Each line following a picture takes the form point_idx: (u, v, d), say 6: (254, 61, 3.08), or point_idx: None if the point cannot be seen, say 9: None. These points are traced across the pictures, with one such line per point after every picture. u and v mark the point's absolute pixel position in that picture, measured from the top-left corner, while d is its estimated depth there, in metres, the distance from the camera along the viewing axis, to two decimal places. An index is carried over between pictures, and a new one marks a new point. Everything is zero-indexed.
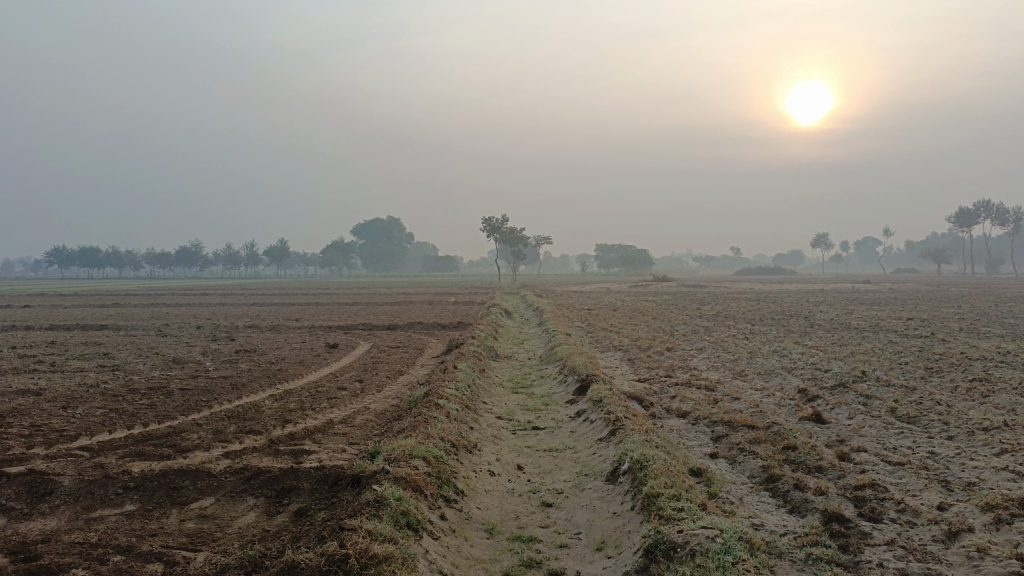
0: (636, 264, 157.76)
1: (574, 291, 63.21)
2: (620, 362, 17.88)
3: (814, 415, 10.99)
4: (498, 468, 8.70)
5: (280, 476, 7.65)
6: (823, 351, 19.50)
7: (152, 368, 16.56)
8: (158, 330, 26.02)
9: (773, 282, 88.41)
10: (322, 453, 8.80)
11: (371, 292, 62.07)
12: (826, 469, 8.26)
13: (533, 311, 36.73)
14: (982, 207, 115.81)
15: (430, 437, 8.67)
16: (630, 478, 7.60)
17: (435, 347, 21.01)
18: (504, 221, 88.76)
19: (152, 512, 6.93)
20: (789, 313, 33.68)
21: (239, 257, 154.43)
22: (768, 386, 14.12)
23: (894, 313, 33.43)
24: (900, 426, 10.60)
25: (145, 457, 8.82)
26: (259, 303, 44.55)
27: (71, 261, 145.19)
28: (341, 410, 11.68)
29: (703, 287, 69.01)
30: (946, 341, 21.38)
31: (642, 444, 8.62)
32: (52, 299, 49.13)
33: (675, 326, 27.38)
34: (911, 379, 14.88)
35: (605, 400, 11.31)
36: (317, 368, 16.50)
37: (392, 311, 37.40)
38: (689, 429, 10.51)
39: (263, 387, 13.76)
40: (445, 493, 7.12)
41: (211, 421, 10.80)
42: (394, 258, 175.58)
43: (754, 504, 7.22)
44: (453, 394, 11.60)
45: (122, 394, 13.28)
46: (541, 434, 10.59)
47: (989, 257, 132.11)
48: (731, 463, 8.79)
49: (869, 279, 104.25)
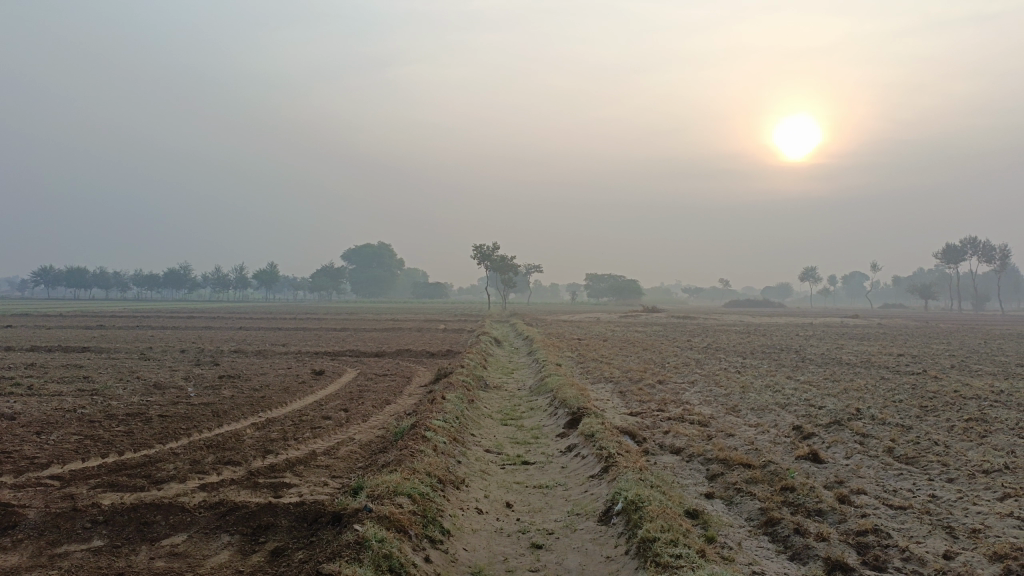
0: (625, 294, 158.06)
1: (564, 320, 63.00)
2: (610, 395, 17.58)
3: (811, 453, 10.73)
4: (486, 506, 8.38)
5: (258, 512, 7.29)
6: (816, 386, 19.27)
7: (133, 393, 16.14)
8: (141, 353, 25.58)
9: (763, 314, 88.96)
10: (303, 487, 8.46)
11: (360, 317, 61.66)
12: (826, 513, 7.97)
13: (523, 339, 36.45)
14: (969, 245, 116.79)
15: (416, 471, 8.34)
16: (623, 520, 7.29)
17: (424, 375, 20.68)
18: (496, 249, 88.65)
19: (121, 548, 6.56)
20: (781, 346, 33.58)
21: (229, 280, 153.73)
22: (763, 422, 13.85)
23: (886, 348, 33.38)
24: (899, 467, 10.34)
25: (118, 488, 8.43)
26: (247, 327, 44.08)
27: (57, 281, 144.20)
28: (325, 441, 11.32)
29: (693, 318, 69.05)
30: (938, 379, 21.20)
31: (636, 482, 8.31)
32: (36, 319, 48.51)
33: (666, 358, 27.12)
34: (906, 418, 14.64)
35: (597, 434, 11.01)
36: (302, 396, 16.13)
37: (379, 337, 37.06)
38: (682, 467, 10.23)
39: (245, 415, 13.39)
40: (430, 533, 6.78)
41: (190, 450, 10.43)
42: (384, 284, 175.31)
43: (753, 550, 6.92)
44: (441, 426, 11.27)
45: (99, 420, 12.86)
46: (530, 469, 10.26)
47: (975, 293, 133.11)
48: (728, 504, 8.49)
49: (858, 315, 104.88)
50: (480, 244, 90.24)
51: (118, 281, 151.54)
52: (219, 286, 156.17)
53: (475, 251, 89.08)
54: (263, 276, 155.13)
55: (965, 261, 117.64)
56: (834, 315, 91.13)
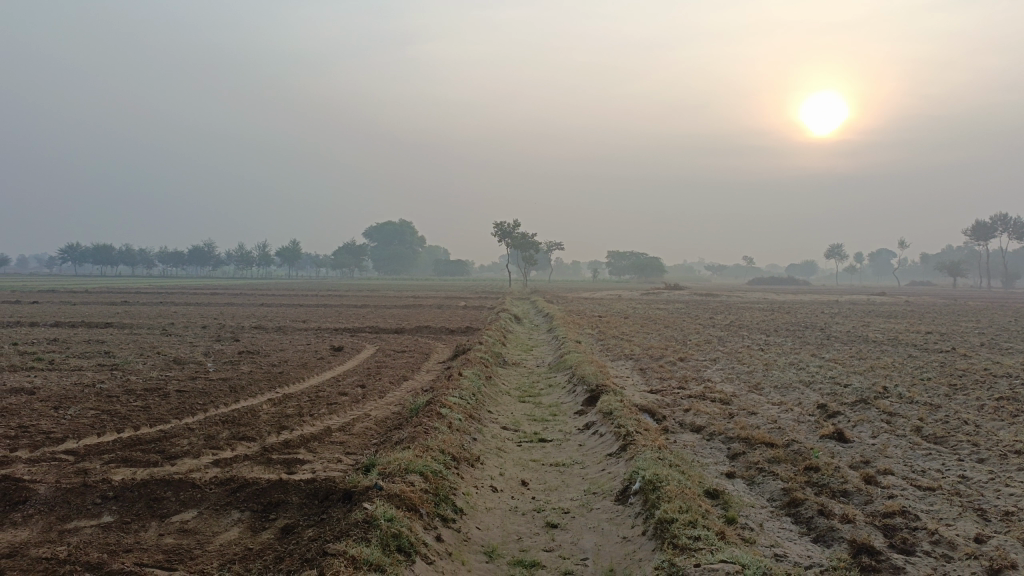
0: (646, 273, 157.01)
1: (585, 297, 62.62)
2: (630, 372, 17.36)
3: (836, 432, 10.45)
4: (501, 483, 8.23)
5: (268, 489, 7.18)
6: (842, 364, 18.89)
7: (152, 368, 16.17)
8: (163, 329, 25.71)
9: (787, 292, 88.17)
10: (316, 463, 8.36)
11: (381, 295, 61.80)
12: (851, 494, 7.71)
13: (543, 317, 36.29)
14: (1000, 222, 114.40)
15: (429, 448, 8.19)
16: (641, 500, 7.08)
17: (442, 352, 20.57)
18: (517, 226, 88.29)
19: (130, 524, 6.48)
20: (805, 323, 33.12)
21: (251, 258, 154.87)
22: (786, 400, 13.57)
23: (913, 326, 32.80)
24: (927, 447, 10.04)
25: (131, 464, 8.38)
26: (268, 303, 44.28)
27: (84, 259, 146.19)
28: (340, 417, 11.22)
29: (716, 296, 68.47)
30: (968, 357, 20.72)
31: (654, 461, 8.09)
32: (62, 296, 49.19)
33: (687, 335, 26.83)
34: (935, 396, 14.28)
35: (615, 412, 10.80)
36: (320, 372, 16.07)
37: (400, 314, 37.02)
38: (703, 446, 10.01)
39: (262, 390, 13.35)
40: (441, 512, 6.64)
41: (205, 425, 10.38)
42: (405, 262, 175.73)
43: (775, 531, 6.69)
44: (457, 402, 11.13)
45: (117, 395, 12.88)
46: (547, 447, 10.09)
47: (1005, 271, 130.63)
48: (749, 484, 8.26)
49: (883, 292, 103.66)
50: (501, 220, 89.94)
51: (143, 259, 153.07)
52: (242, 263, 157.34)
53: (496, 227, 88.86)
54: (286, 254, 156.10)
55: (994, 238, 115.42)
56: (860, 293, 89.85)
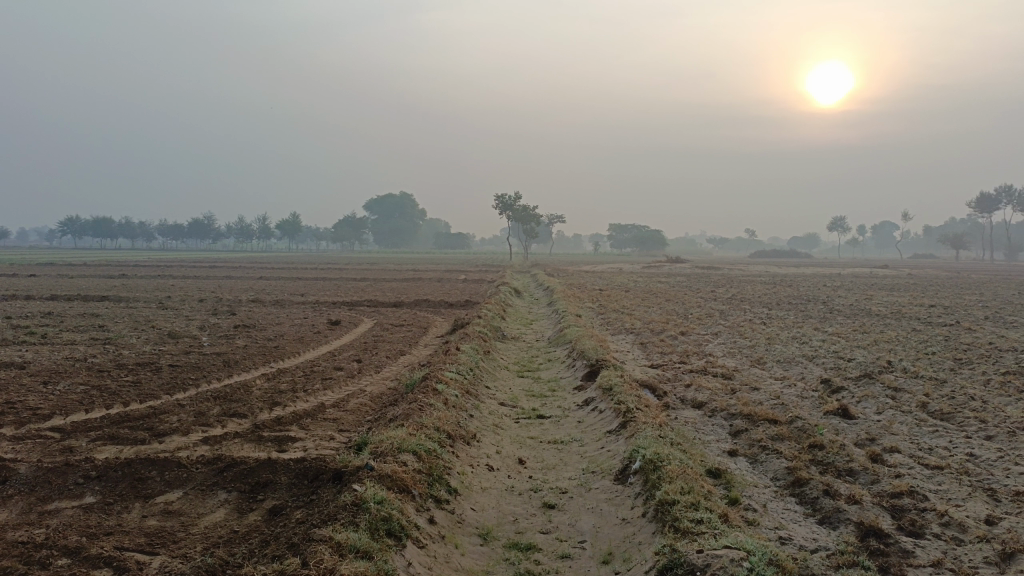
0: (648, 245, 156.24)
1: (587, 270, 62.36)
2: (631, 346, 17.14)
3: (841, 409, 10.23)
4: (498, 462, 8.01)
5: (256, 468, 6.95)
6: (845, 338, 18.66)
7: (146, 342, 15.95)
8: (159, 302, 25.47)
9: (788, 265, 87.76)
10: (308, 441, 8.14)
11: (381, 268, 61.27)
12: (858, 473, 7.50)
13: (544, 290, 36.10)
14: (1005, 193, 113.36)
15: (424, 427, 7.95)
16: (641, 480, 6.86)
17: (441, 326, 20.34)
18: (518, 199, 87.65)
19: (113, 506, 6.27)
20: (807, 297, 32.86)
21: (252, 231, 154.51)
22: (789, 374, 13.35)
23: (917, 299, 32.54)
24: (934, 423, 9.82)
25: (118, 442, 8.17)
26: (267, 277, 44.04)
27: (83, 232, 145.65)
28: (335, 393, 10.99)
29: (718, 269, 68.00)
30: (972, 331, 20.47)
31: (655, 440, 7.86)
32: (61, 269, 48.88)
33: (689, 309, 26.58)
34: (940, 371, 14.07)
35: (615, 388, 10.56)
36: (316, 346, 15.84)
37: (399, 287, 36.77)
38: (705, 422, 9.79)
39: (256, 365, 13.13)
40: (434, 492, 6.42)
41: (196, 401, 10.16)
42: (405, 235, 175.20)
43: (779, 512, 6.48)
44: (454, 378, 10.91)
45: (109, 370, 12.66)
46: (545, 424, 9.87)
47: (1008, 244, 130.04)
48: (752, 462, 8.04)
49: (884, 265, 103.47)
50: (502, 193, 89.26)
51: (143, 233, 152.50)
52: (242, 236, 156.91)
53: (497, 200, 88.29)
54: (286, 227, 155.48)
55: (998, 210, 114.57)
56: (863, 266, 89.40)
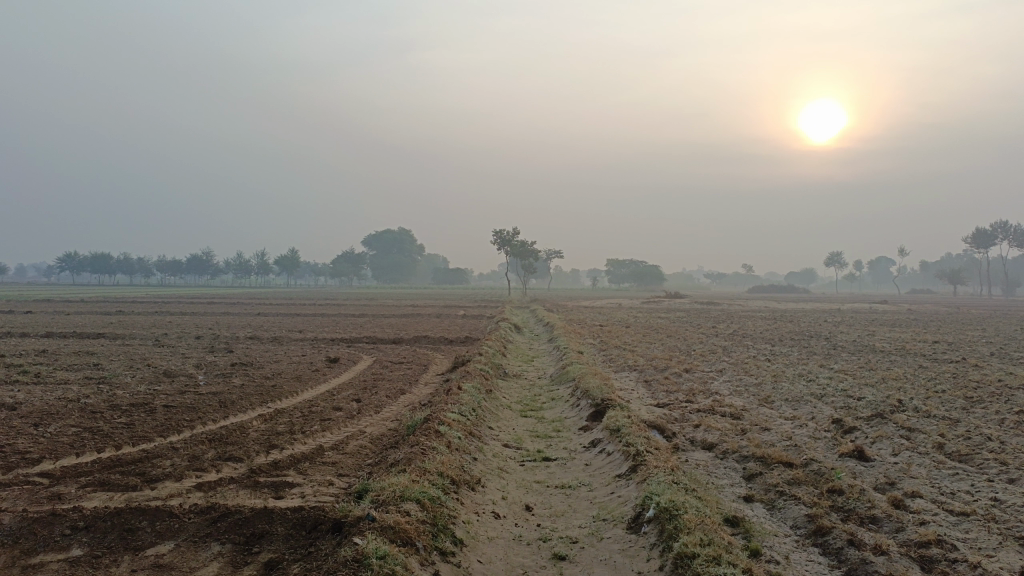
0: (646, 280, 156.26)
1: (586, 306, 62.16)
2: (635, 384, 16.80)
3: (857, 451, 9.91)
4: (504, 509, 7.68)
5: (252, 518, 6.61)
6: (852, 375, 18.35)
7: (140, 381, 15.60)
8: (155, 340, 25.12)
9: (786, 300, 87.78)
10: (306, 487, 7.82)
11: (379, 304, 60.95)
12: (881, 521, 7.18)
13: (544, 326, 35.79)
14: (1000, 228, 114.02)
15: (427, 472, 7.63)
16: (656, 530, 6.54)
17: (441, 363, 20.01)
18: (516, 234, 87.83)
19: (101, 559, 5.92)
20: (809, 333, 32.61)
21: (250, 267, 154.51)
22: (799, 414, 13.03)
23: (920, 335, 32.30)
24: (953, 466, 9.49)
25: (108, 488, 7.84)
26: (264, 313, 43.72)
27: (81, 268, 145.49)
28: (334, 435, 10.66)
29: (717, 304, 67.90)
30: (980, 367, 20.17)
31: (668, 485, 7.55)
32: (58, 305, 48.72)
33: (691, 345, 26.29)
34: (952, 410, 13.75)
35: (623, 429, 10.26)
36: (314, 385, 15.51)
37: (398, 323, 36.47)
38: (716, 465, 9.46)
39: (252, 405, 12.80)
40: (440, 544, 6.09)
41: (190, 444, 9.83)
42: (404, 271, 175.27)
43: (802, 565, 6.17)
44: (457, 419, 10.59)
45: (102, 410, 12.32)
46: (551, 467, 9.54)
47: (1005, 279, 130.29)
48: (770, 509, 7.73)
49: (882, 300, 103.56)
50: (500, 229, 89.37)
51: (141, 268, 152.40)
52: (240, 272, 156.85)
53: (495, 235, 88.42)
54: (284, 263, 155.45)
55: (994, 245, 114.96)
56: (862, 301, 89.47)
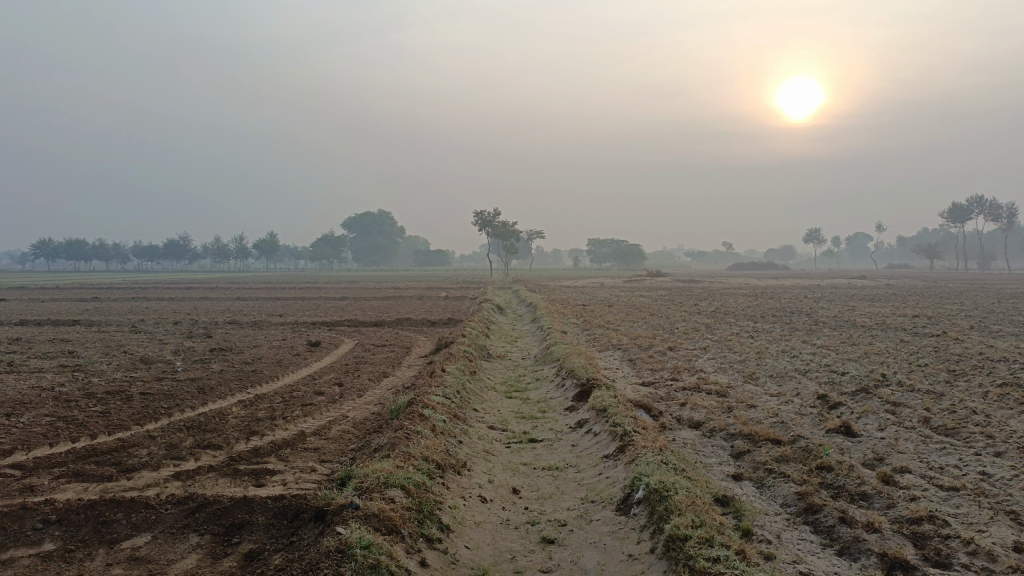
0: (627, 259, 156.65)
1: (568, 285, 62.22)
2: (620, 363, 16.72)
3: (844, 426, 9.86)
4: (490, 492, 7.55)
5: (231, 508, 6.41)
6: (835, 351, 18.37)
7: (117, 369, 15.28)
8: (133, 326, 24.69)
9: (767, 277, 88.23)
10: (288, 475, 7.63)
11: (360, 285, 60.65)
12: (872, 498, 7.11)
13: (527, 306, 35.69)
14: (976, 203, 115.18)
15: (412, 457, 7.47)
16: (647, 512, 6.43)
17: (424, 345, 19.84)
18: (497, 215, 87.53)
19: (74, 553, 5.71)
20: (791, 309, 32.75)
21: (228, 251, 152.98)
22: (785, 391, 12.97)
23: (901, 309, 32.54)
24: (940, 440, 9.47)
25: (82, 479, 7.61)
26: (244, 297, 43.24)
27: (56, 255, 143.26)
28: (316, 420, 10.46)
29: (697, 281, 68.04)
30: (961, 341, 20.29)
31: (657, 466, 7.44)
32: (34, 292, 47.97)
33: (675, 323, 26.28)
34: (936, 384, 13.78)
35: (610, 409, 10.14)
36: (295, 369, 15.27)
37: (379, 306, 36.20)
38: (704, 444, 9.38)
39: (232, 391, 12.54)
40: (426, 531, 5.94)
41: (168, 432, 9.59)
42: (384, 253, 174.30)
43: (795, 544, 6.09)
44: (441, 402, 10.43)
45: (77, 399, 12.02)
46: (538, 449, 9.41)
47: (981, 253, 131.89)
48: (759, 487, 7.65)
49: (861, 276, 104.43)
50: (480, 209, 88.98)
51: (118, 254, 150.34)
52: (219, 257, 155.30)
53: (476, 216, 88.12)
54: (263, 247, 154.00)
55: (971, 220, 116.04)
56: (841, 277, 90.15)
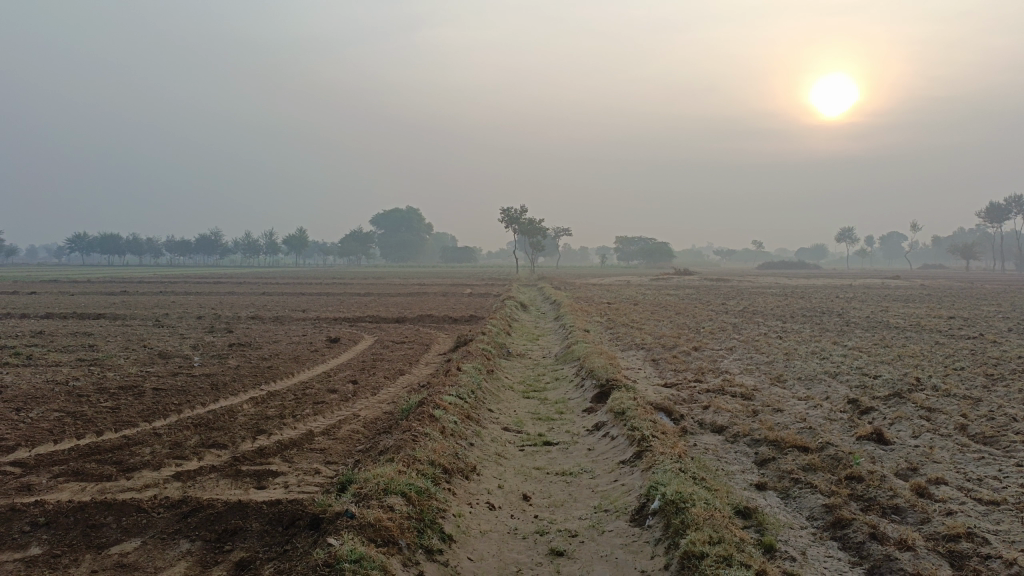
0: (655, 257, 155.34)
1: (594, 283, 61.47)
2: (642, 364, 16.29)
3: (875, 433, 9.38)
4: (499, 499, 7.21)
5: (225, 513, 6.15)
6: (866, 353, 17.77)
7: (133, 363, 15.19)
8: (155, 320, 24.71)
9: (795, 277, 86.69)
10: (290, 477, 7.37)
11: (386, 282, 60.59)
12: (905, 512, 6.66)
13: (551, 304, 35.30)
14: (1014, 202, 112.58)
15: (417, 461, 7.15)
16: (662, 524, 6.05)
17: (444, 343, 19.56)
18: (524, 211, 87.23)
19: (60, 558, 5.46)
20: (822, 309, 32.01)
21: (258, 247, 154.31)
22: (813, 394, 12.46)
23: (935, 310, 31.65)
24: (978, 449, 8.95)
25: (81, 478, 7.40)
26: (270, 292, 43.31)
27: (90, 249, 145.57)
28: (326, 419, 10.20)
29: (727, 281, 66.92)
30: (998, 343, 19.55)
31: (675, 474, 7.04)
32: (64, 285, 48.60)
33: (701, 322, 25.73)
34: (973, 389, 13.17)
35: (628, 412, 9.75)
36: (311, 366, 15.06)
37: (402, 302, 36.04)
38: (726, 450, 8.97)
39: (244, 388, 12.34)
40: (426, 542, 5.62)
41: (174, 429, 9.39)
42: (411, 249, 174.73)
43: (821, 561, 5.68)
44: (454, 402, 10.11)
45: (89, 394, 11.89)
46: (552, 452, 9.05)
47: (1019, 253, 128.85)
48: (784, 498, 7.22)
49: (893, 276, 102.55)
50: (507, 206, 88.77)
51: (151, 249, 152.36)
52: (249, 252, 156.73)
53: (502, 213, 87.65)
54: (292, 242, 155.30)
55: (1009, 219, 113.25)
56: (872, 276, 88.49)
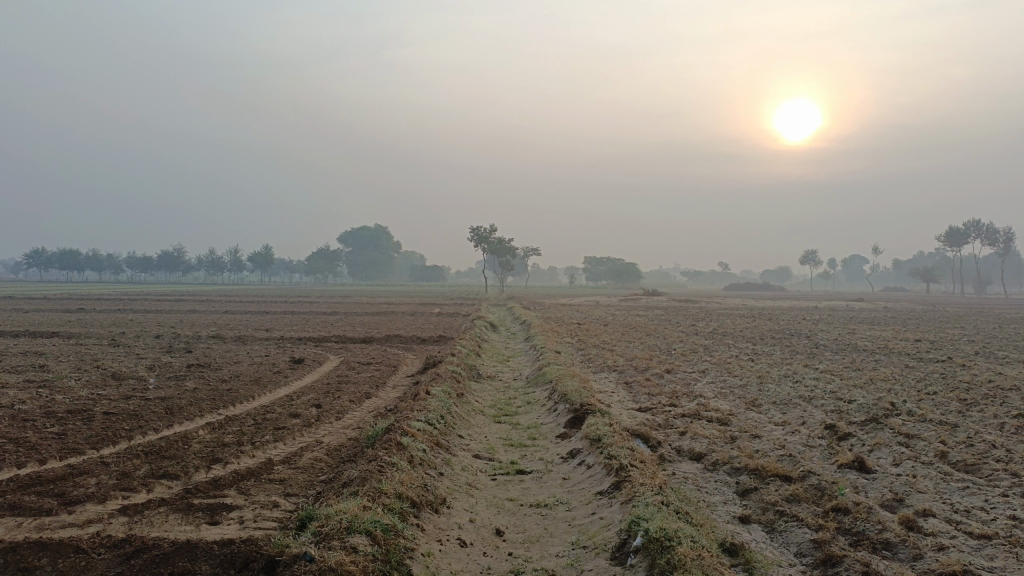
0: (623, 277, 155.96)
1: (563, 303, 61.33)
2: (615, 387, 15.97)
3: (857, 461, 9.13)
4: (471, 534, 6.78)
5: (173, 554, 5.64)
6: (839, 376, 17.65)
7: (84, 386, 14.45)
8: (111, 339, 23.83)
9: (762, 298, 87.42)
10: (247, 511, 6.87)
11: (353, 301, 59.93)
12: (896, 547, 6.36)
13: (520, 324, 34.92)
14: (972, 227, 115.05)
15: (383, 494, 6.70)
16: (646, 564, 5.67)
17: (412, 364, 19.07)
18: (493, 231, 87.10)
19: None
20: (790, 331, 32.06)
21: (223, 263, 152.00)
22: (789, 419, 12.22)
23: (902, 333, 31.89)
24: (961, 478, 8.73)
25: (16, 513, 6.81)
26: (233, 310, 42.30)
27: (48, 264, 142.12)
28: (287, 446, 9.68)
29: (695, 301, 67.24)
30: (968, 367, 19.54)
31: (656, 508, 6.67)
32: (17, 302, 47.09)
33: (672, 344, 25.56)
34: (948, 414, 13.04)
35: (604, 439, 9.40)
36: (273, 389, 14.48)
37: (370, 321, 35.39)
38: (706, 479, 8.64)
39: (201, 412, 11.75)
40: None
41: (123, 458, 8.80)
42: (379, 268, 173.49)
43: None
44: (423, 428, 9.66)
45: (34, 419, 11.19)
46: (526, 482, 8.65)
47: (978, 276, 131.72)
48: (770, 532, 6.89)
49: (856, 297, 104.23)
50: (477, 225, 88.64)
51: (112, 265, 149.29)
52: (214, 269, 154.27)
53: (472, 232, 87.43)
54: (258, 258, 153.34)
55: (968, 244, 115.82)
56: (836, 298, 89.54)
